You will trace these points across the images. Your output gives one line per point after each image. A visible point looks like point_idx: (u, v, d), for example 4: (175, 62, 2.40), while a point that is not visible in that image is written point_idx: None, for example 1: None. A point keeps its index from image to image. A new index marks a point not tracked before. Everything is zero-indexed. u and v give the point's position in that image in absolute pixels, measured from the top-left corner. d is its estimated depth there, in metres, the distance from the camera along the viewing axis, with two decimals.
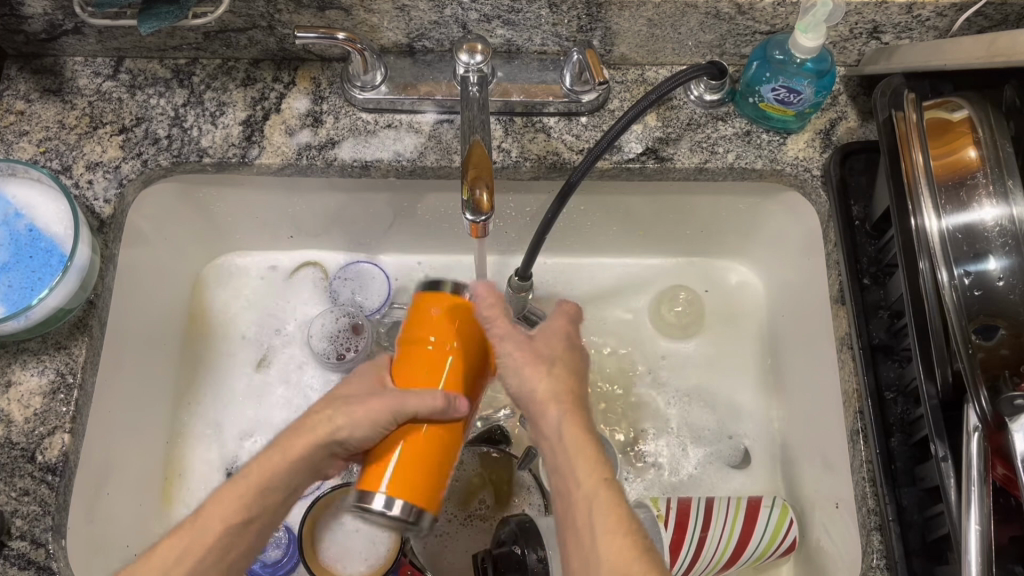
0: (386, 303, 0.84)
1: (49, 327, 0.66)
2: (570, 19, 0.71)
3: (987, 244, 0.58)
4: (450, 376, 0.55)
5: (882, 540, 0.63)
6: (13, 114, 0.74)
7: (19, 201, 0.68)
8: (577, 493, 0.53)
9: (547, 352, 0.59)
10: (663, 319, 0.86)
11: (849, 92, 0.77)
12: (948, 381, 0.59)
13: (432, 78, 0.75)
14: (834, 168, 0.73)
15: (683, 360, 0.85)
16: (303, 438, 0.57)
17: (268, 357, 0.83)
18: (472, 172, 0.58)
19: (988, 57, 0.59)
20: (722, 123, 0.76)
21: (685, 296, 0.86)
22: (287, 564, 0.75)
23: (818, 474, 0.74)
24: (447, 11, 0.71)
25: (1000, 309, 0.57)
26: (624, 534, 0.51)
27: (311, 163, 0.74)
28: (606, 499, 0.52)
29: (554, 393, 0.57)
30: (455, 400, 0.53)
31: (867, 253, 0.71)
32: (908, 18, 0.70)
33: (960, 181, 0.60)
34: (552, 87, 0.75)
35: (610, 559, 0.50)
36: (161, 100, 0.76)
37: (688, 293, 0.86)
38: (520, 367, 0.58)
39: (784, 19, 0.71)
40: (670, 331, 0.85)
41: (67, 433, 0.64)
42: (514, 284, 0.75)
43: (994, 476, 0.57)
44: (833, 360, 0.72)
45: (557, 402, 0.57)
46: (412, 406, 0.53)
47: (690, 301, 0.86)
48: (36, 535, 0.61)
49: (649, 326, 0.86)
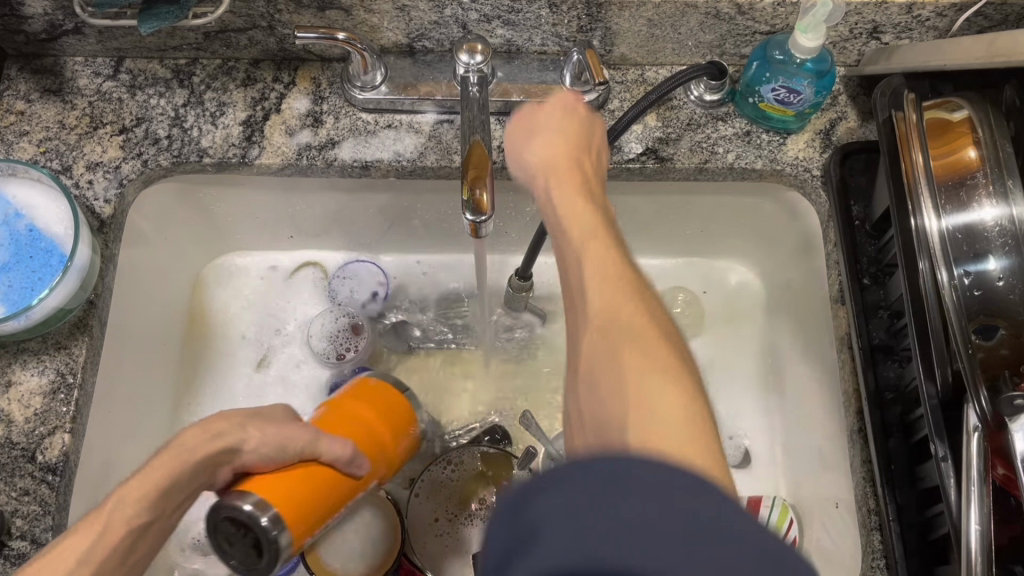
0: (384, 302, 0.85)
1: (49, 327, 0.66)
2: (570, 19, 0.71)
3: (987, 244, 0.59)
4: (360, 433, 0.59)
5: (882, 540, 0.63)
6: (13, 114, 0.74)
7: (19, 201, 0.68)
8: (571, 248, 0.50)
9: (545, 119, 0.58)
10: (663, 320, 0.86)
11: (849, 92, 0.77)
12: (948, 381, 0.59)
13: (433, 78, 0.75)
14: (834, 168, 0.73)
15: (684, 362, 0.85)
16: (204, 439, 0.55)
17: (268, 357, 0.83)
18: (472, 172, 0.58)
19: (988, 57, 0.59)
20: (722, 123, 0.76)
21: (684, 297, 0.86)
22: (286, 567, 0.75)
23: (817, 474, 0.74)
24: (447, 11, 0.71)
25: (1000, 309, 0.57)
26: (618, 282, 0.48)
27: (312, 163, 0.74)
28: (597, 272, 0.48)
29: (549, 159, 0.55)
30: (358, 454, 0.57)
31: (867, 253, 0.71)
32: (908, 18, 0.70)
33: (961, 182, 0.60)
34: (552, 87, 0.75)
35: (602, 307, 0.47)
36: (161, 100, 0.76)
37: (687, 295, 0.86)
38: (524, 166, 0.57)
39: (784, 19, 0.71)
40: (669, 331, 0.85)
41: (67, 433, 0.64)
42: (514, 281, 0.77)
43: (994, 476, 0.57)
44: (834, 360, 0.72)
45: (548, 171, 0.55)
46: (318, 443, 0.56)
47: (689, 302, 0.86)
48: (36, 535, 0.61)
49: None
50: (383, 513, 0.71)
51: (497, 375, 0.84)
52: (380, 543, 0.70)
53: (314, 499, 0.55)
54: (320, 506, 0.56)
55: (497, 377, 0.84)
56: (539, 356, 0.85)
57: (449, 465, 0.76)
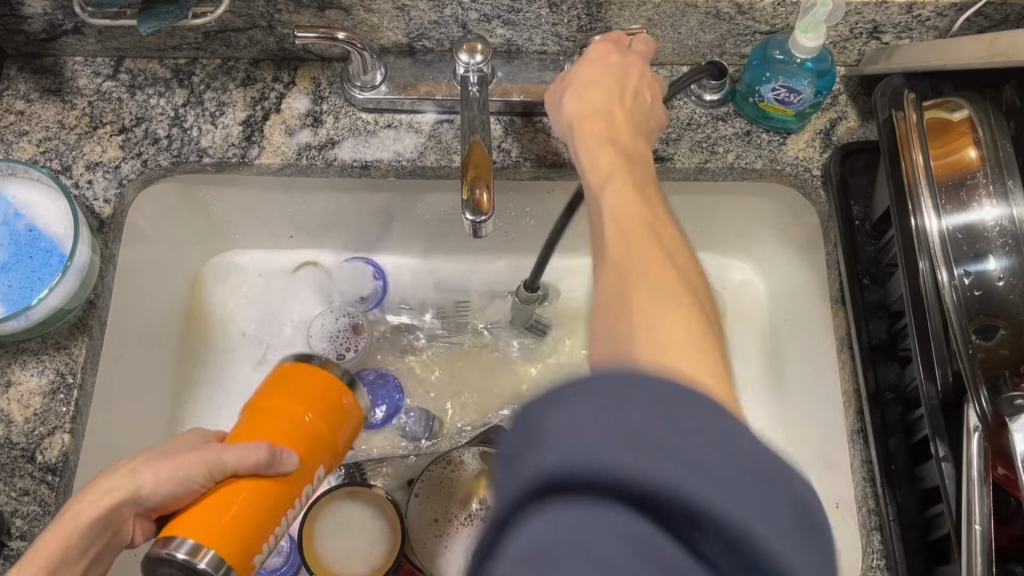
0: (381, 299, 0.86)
1: (49, 327, 0.66)
2: (570, 19, 0.71)
3: (987, 244, 0.59)
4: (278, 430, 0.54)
5: (883, 540, 0.63)
6: (13, 114, 0.74)
7: (19, 201, 0.68)
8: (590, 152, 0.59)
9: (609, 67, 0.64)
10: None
11: (849, 92, 0.77)
12: (948, 381, 0.58)
13: (432, 78, 0.75)
14: (834, 168, 0.73)
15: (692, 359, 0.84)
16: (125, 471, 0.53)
17: (268, 356, 0.83)
18: (472, 172, 0.58)
19: (988, 57, 0.59)
20: (723, 122, 0.76)
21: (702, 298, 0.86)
22: (288, 570, 0.75)
23: (817, 474, 0.74)
24: (447, 11, 0.71)
25: (1000, 309, 0.57)
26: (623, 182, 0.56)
27: (311, 163, 0.74)
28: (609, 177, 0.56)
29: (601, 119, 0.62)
30: (269, 457, 0.53)
31: (868, 253, 0.71)
32: (908, 18, 0.70)
33: (961, 181, 0.60)
34: None
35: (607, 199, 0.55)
36: (161, 100, 0.76)
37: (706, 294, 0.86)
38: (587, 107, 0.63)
39: (784, 19, 0.71)
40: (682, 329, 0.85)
41: (67, 433, 0.64)
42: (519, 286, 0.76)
43: (994, 476, 0.57)
44: (835, 360, 0.72)
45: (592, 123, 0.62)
46: (221, 459, 0.52)
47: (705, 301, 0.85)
48: (36, 535, 0.61)
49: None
50: (383, 512, 0.72)
51: (497, 375, 0.84)
52: (379, 541, 0.71)
53: (240, 526, 0.52)
54: (252, 525, 0.52)
55: (497, 377, 0.84)
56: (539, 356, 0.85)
57: (449, 465, 0.76)
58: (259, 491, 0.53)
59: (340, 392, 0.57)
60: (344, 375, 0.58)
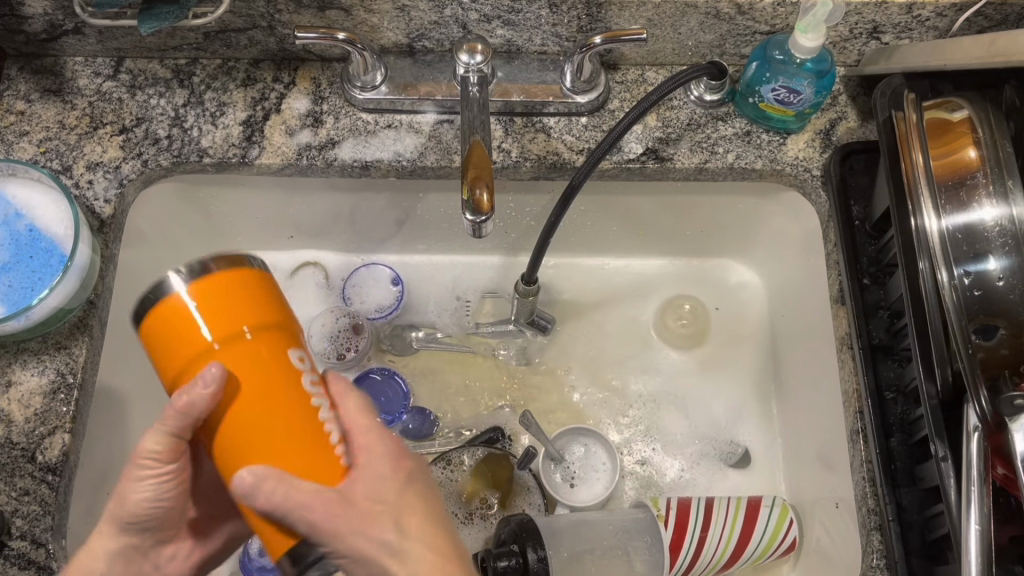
0: (399, 297, 0.85)
1: (49, 327, 0.66)
2: (570, 19, 0.71)
3: (987, 245, 0.58)
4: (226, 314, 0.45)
5: (882, 540, 0.63)
6: (13, 114, 0.74)
7: (19, 201, 0.68)
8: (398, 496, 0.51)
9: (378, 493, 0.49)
10: (668, 328, 0.86)
11: (849, 92, 0.77)
12: (948, 380, 0.58)
13: (432, 78, 0.75)
14: (834, 168, 0.73)
15: (676, 365, 0.84)
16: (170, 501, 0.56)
17: None
18: (472, 172, 0.58)
19: (987, 57, 0.59)
20: (722, 123, 0.76)
21: (689, 307, 0.86)
22: None
23: (818, 474, 0.74)
24: (447, 11, 0.71)
25: (1000, 309, 0.57)
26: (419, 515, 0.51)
27: (311, 163, 0.74)
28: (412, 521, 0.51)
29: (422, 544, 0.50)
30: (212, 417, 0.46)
31: (867, 253, 0.71)
32: (908, 18, 0.70)
33: (960, 182, 0.60)
34: (552, 87, 0.75)
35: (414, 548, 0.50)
36: (161, 100, 0.76)
37: (693, 304, 0.86)
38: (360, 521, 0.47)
39: (784, 19, 0.71)
40: (681, 342, 0.85)
41: (67, 433, 0.64)
42: (520, 288, 0.74)
43: (994, 476, 0.57)
44: (833, 360, 0.72)
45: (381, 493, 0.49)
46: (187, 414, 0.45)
47: (694, 312, 0.86)
48: (36, 535, 0.61)
49: (654, 331, 0.86)
50: None
51: (498, 375, 0.84)
52: None
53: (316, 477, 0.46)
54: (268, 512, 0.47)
55: (497, 377, 0.84)
56: (539, 356, 0.85)
57: (448, 465, 0.76)
58: (269, 421, 0.45)
59: (244, 278, 0.47)
60: (234, 263, 0.47)
